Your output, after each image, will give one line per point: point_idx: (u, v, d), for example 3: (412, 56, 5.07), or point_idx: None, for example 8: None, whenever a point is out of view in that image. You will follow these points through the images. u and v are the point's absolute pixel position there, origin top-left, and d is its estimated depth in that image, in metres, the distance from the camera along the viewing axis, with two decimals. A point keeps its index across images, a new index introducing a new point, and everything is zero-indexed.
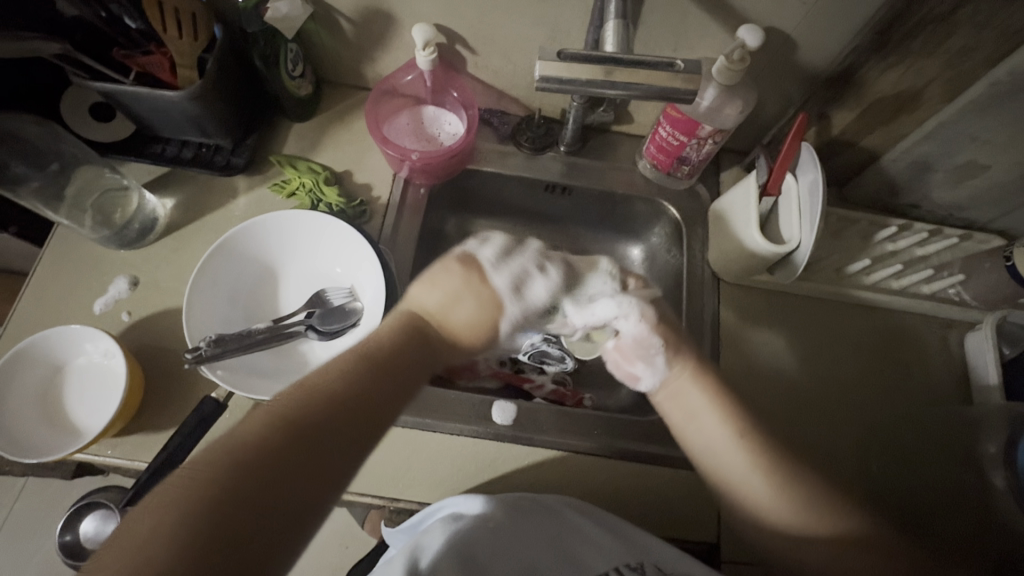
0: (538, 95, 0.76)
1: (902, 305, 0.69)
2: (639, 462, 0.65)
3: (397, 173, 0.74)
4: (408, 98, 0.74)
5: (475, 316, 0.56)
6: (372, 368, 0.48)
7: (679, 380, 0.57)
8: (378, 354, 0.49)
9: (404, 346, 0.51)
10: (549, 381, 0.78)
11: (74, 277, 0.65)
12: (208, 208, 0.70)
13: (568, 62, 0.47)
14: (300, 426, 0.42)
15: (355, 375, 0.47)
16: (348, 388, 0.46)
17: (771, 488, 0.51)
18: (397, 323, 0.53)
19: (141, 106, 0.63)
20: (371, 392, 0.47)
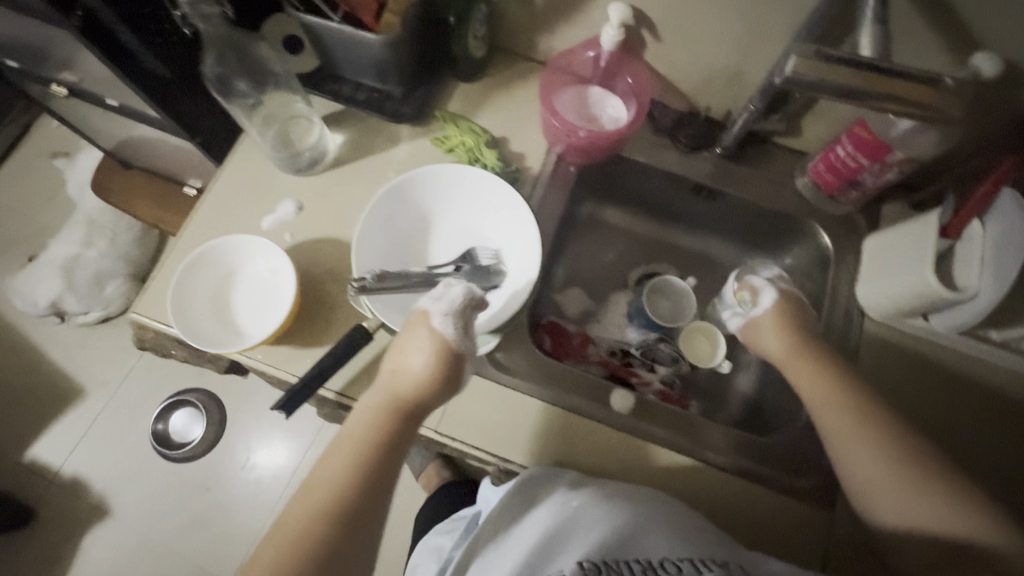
0: (707, 92, 0.73)
1: None
2: (746, 480, 0.63)
3: (551, 148, 0.74)
4: (577, 76, 0.74)
5: (431, 353, 0.53)
6: (364, 483, 0.49)
7: (790, 364, 0.63)
8: (366, 469, 0.50)
9: (385, 452, 0.51)
10: (657, 380, 0.77)
11: (248, 192, 0.70)
12: (372, 150, 0.73)
13: (827, 61, 0.47)
14: (318, 543, 0.46)
15: (351, 495, 0.48)
16: (344, 508, 0.48)
17: (888, 472, 0.54)
18: (374, 413, 0.53)
19: (341, 44, 0.67)
20: (359, 512, 0.48)
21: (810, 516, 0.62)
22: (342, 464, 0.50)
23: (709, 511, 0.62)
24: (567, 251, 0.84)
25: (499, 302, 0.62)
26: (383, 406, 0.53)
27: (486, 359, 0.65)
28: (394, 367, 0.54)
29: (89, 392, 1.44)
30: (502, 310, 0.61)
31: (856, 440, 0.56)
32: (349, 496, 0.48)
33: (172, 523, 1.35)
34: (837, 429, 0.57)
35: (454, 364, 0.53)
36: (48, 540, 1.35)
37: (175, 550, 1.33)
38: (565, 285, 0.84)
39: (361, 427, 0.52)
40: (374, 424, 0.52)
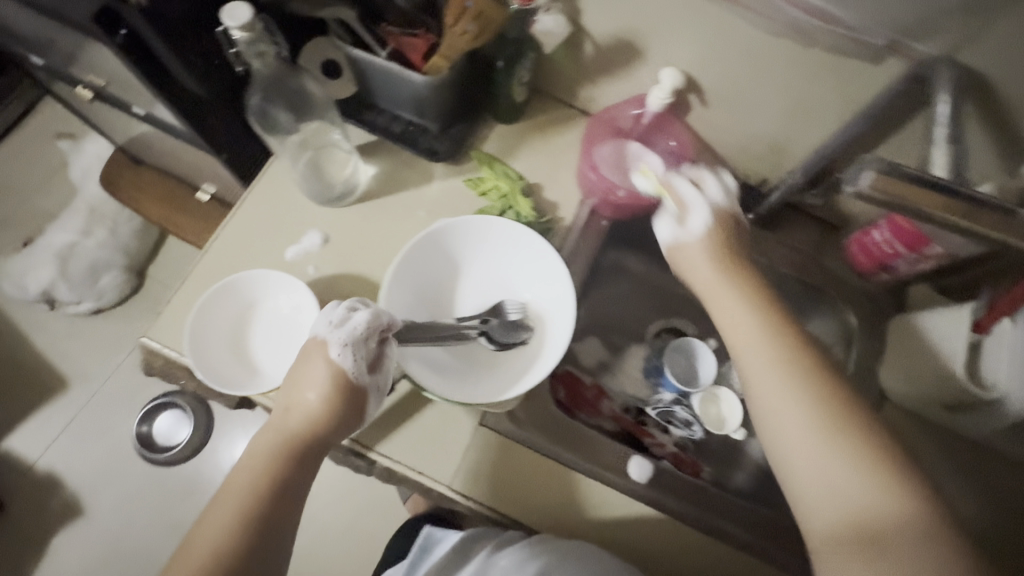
0: (746, 159, 0.73)
1: None
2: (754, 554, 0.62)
3: (585, 200, 0.73)
4: (619, 130, 0.73)
5: (316, 388, 0.53)
6: (260, 519, 0.48)
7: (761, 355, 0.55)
8: (267, 502, 0.49)
9: (284, 487, 0.51)
10: (670, 443, 0.76)
11: (273, 218, 0.68)
12: (403, 186, 0.72)
13: (886, 175, 0.44)
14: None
15: (250, 530, 0.48)
16: (240, 545, 0.47)
17: (814, 451, 0.49)
18: (270, 450, 0.52)
19: (382, 77, 0.66)
20: (255, 540, 0.48)
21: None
22: (239, 501, 0.49)
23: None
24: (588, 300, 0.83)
25: (526, 361, 0.60)
26: (282, 441, 0.53)
27: (506, 415, 0.64)
28: (286, 402, 0.54)
29: (70, 384, 1.39)
30: (528, 371, 0.59)
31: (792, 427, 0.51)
32: (242, 532, 0.47)
33: (146, 526, 1.31)
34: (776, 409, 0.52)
35: (344, 393, 0.54)
36: (15, 535, 1.30)
37: (146, 554, 1.29)
38: (582, 333, 0.83)
39: (267, 462, 0.51)
40: (275, 459, 0.52)
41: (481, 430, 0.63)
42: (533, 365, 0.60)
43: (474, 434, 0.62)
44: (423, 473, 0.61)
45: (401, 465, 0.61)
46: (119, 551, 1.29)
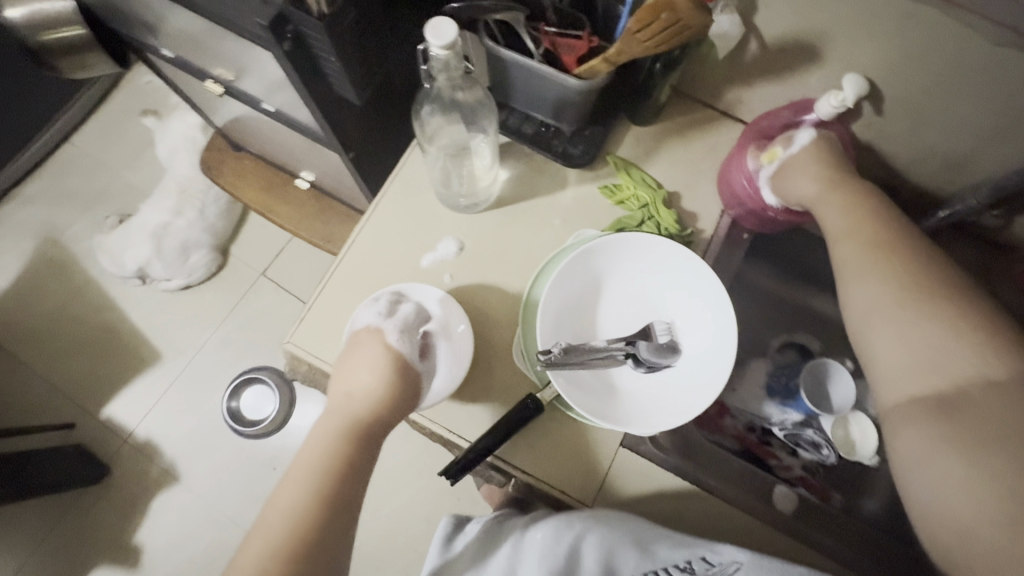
0: (910, 169, 0.67)
1: None
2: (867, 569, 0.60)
3: (726, 210, 0.69)
4: (771, 136, 0.67)
5: (374, 367, 0.54)
6: (331, 492, 0.49)
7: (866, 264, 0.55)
8: (337, 479, 0.49)
9: (353, 461, 0.51)
10: (797, 465, 0.72)
11: (407, 224, 0.67)
12: (537, 192, 0.69)
13: None
14: (291, 548, 0.45)
15: (321, 505, 0.48)
16: (314, 516, 0.47)
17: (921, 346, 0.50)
18: (334, 421, 0.53)
19: (526, 79, 0.62)
20: (339, 502, 0.48)
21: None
22: (304, 475, 0.49)
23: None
24: None
25: (677, 386, 0.58)
26: (343, 418, 0.53)
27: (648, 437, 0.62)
28: (348, 389, 0.54)
29: (163, 357, 1.46)
30: (684, 397, 0.57)
31: (891, 334, 0.52)
32: (314, 505, 0.47)
33: (236, 494, 1.38)
34: (874, 318, 0.53)
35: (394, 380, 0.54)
36: (116, 497, 1.38)
37: (236, 522, 1.36)
38: None
39: (333, 434, 0.52)
40: (337, 436, 0.52)
41: (622, 450, 0.61)
42: (686, 390, 0.58)
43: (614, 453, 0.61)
44: (564, 492, 0.60)
45: (541, 480, 0.61)
46: (212, 517, 1.37)
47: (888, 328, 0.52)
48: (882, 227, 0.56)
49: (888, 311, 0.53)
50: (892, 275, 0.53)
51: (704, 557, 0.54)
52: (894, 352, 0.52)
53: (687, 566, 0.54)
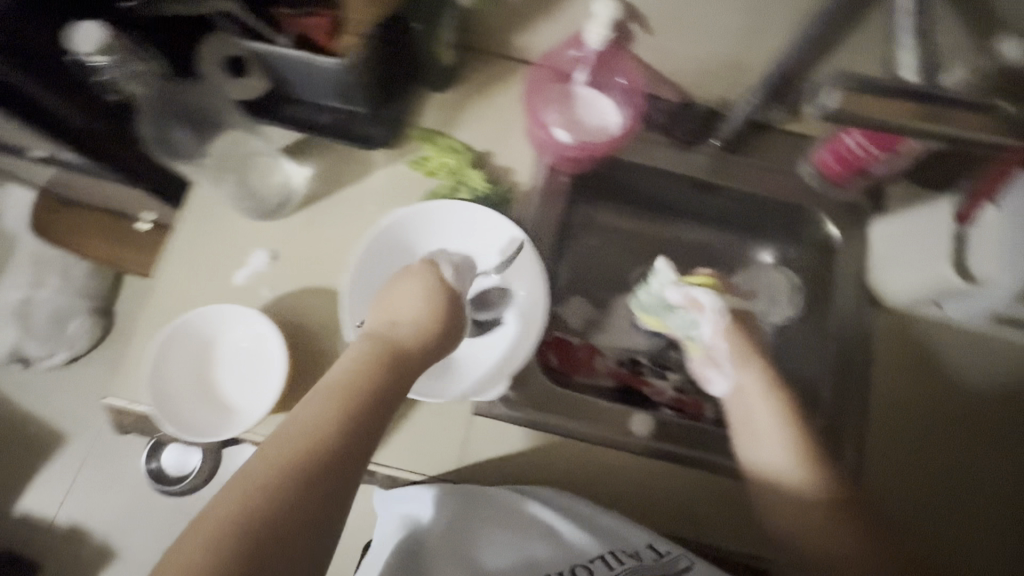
0: (702, 81, 0.68)
1: None
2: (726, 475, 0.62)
3: (540, 158, 0.69)
4: (563, 75, 0.67)
5: (427, 305, 0.51)
6: (315, 478, 0.37)
7: (745, 360, 0.63)
8: (328, 429, 0.40)
9: (352, 440, 0.40)
10: (669, 388, 0.73)
11: (212, 244, 0.63)
12: (347, 181, 0.67)
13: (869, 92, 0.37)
14: (264, 503, 0.35)
15: (317, 491, 0.37)
16: (313, 471, 0.37)
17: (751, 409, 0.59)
18: (368, 360, 0.45)
19: (293, 68, 0.59)
20: (342, 455, 0.39)
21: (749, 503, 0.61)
22: (261, 482, 0.36)
23: (694, 511, 0.61)
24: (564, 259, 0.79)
25: (509, 342, 0.59)
26: (335, 387, 0.43)
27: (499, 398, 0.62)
28: (392, 315, 0.50)
29: (66, 439, 1.36)
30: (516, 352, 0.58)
31: (783, 445, 0.57)
32: (311, 464, 0.38)
33: None
34: (756, 415, 0.60)
35: (452, 305, 0.53)
36: None
37: None
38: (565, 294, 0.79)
39: (335, 415, 0.41)
40: (332, 422, 0.40)
41: (478, 418, 0.61)
42: (516, 346, 0.59)
43: (470, 426, 0.61)
44: (427, 473, 0.60)
45: (402, 470, 0.60)
46: None
47: (773, 439, 0.58)
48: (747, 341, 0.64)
49: (763, 424, 0.59)
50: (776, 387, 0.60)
51: (652, 546, 0.54)
52: (777, 462, 0.56)
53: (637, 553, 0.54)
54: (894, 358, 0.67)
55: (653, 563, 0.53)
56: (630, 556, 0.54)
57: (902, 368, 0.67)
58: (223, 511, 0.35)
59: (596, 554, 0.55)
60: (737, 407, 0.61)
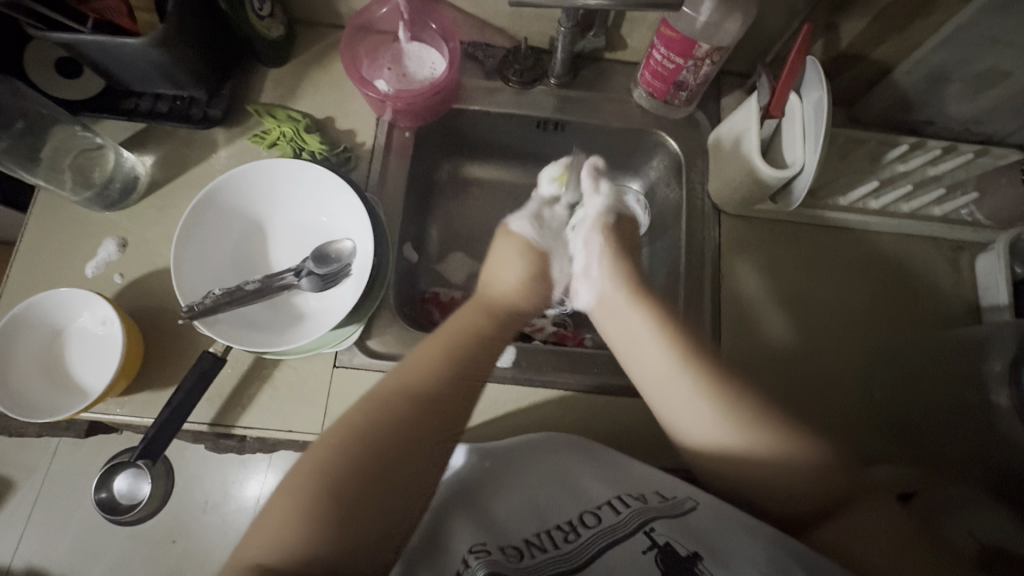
0: (523, 21, 0.71)
1: (906, 254, 0.69)
2: (595, 393, 0.63)
3: (380, 118, 0.71)
4: (384, 35, 0.70)
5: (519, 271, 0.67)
6: (406, 397, 0.50)
7: (623, 329, 0.60)
8: (393, 396, 0.50)
9: (459, 370, 0.54)
10: (549, 324, 0.74)
11: (61, 241, 0.65)
12: (190, 164, 0.68)
13: None
14: (345, 475, 0.44)
15: (393, 403, 0.49)
16: (381, 422, 0.48)
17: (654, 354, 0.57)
18: (473, 312, 0.61)
19: (106, 57, 0.59)
20: (410, 410, 0.49)
21: (626, 410, 0.62)
22: (351, 422, 0.48)
23: (589, 430, 0.61)
24: (436, 217, 0.81)
25: (350, 290, 0.62)
26: (441, 332, 0.58)
27: (357, 348, 0.63)
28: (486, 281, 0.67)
29: None
30: (353, 298, 0.61)
31: (688, 386, 0.54)
32: (370, 419, 0.48)
33: None
34: (669, 379, 0.55)
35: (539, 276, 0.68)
36: None
37: None
38: (443, 253, 0.80)
39: (417, 356, 0.54)
40: (439, 362, 0.54)
41: (338, 370, 0.62)
42: (356, 293, 0.61)
43: (331, 378, 0.62)
44: (293, 431, 0.60)
45: (267, 430, 0.61)
46: None
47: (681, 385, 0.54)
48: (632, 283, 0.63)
49: (662, 370, 0.56)
50: (664, 342, 0.57)
51: (658, 491, 0.51)
52: (687, 405, 0.53)
53: (641, 496, 0.51)
54: (729, 304, 0.67)
55: (659, 504, 0.49)
56: (637, 500, 0.50)
57: (744, 314, 0.66)
58: (299, 498, 0.43)
59: (604, 500, 0.50)
60: (620, 342, 0.60)
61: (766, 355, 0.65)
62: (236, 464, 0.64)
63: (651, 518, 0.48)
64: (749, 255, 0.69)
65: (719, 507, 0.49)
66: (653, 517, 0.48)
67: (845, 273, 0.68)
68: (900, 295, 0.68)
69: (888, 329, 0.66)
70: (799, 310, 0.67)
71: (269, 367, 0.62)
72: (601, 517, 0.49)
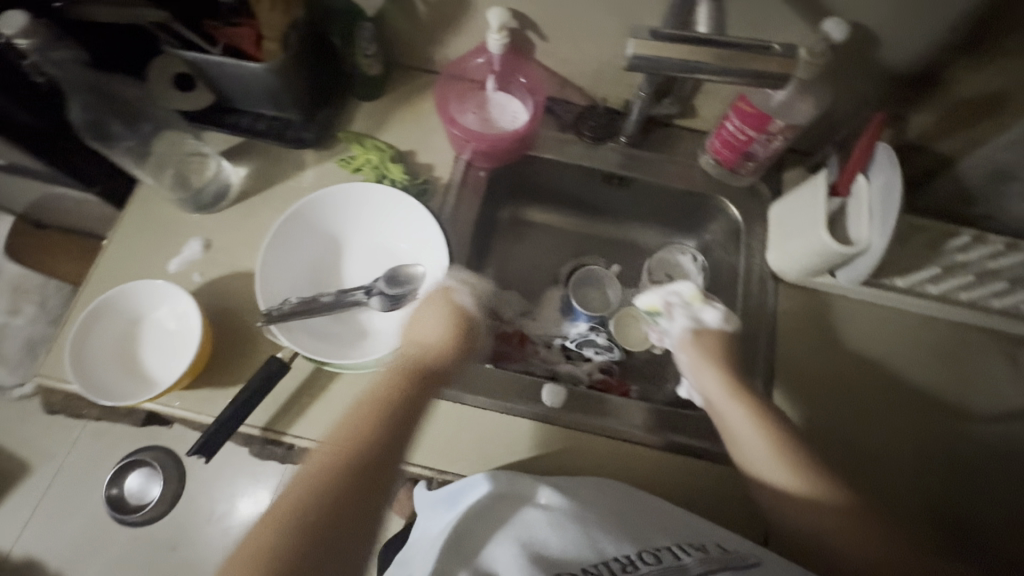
0: (603, 84, 0.76)
1: (966, 337, 0.69)
2: (646, 445, 0.62)
3: (459, 156, 0.75)
4: (474, 82, 0.76)
5: (441, 325, 0.56)
6: (341, 475, 0.44)
7: (729, 402, 0.56)
8: (315, 477, 0.43)
9: (377, 445, 0.46)
10: (595, 370, 0.75)
11: (150, 238, 0.68)
12: (279, 179, 0.73)
13: (660, 41, 0.54)
14: None
15: (325, 488, 0.43)
16: (296, 511, 0.41)
17: (744, 409, 0.55)
18: (399, 372, 0.52)
19: (224, 78, 0.65)
20: (335, 500, 0.42)
21: (679, 463, 0.62)
22: (274, 519, 0.41)
23: (635, 482, 0.61)
24: (494, 253, 0.83)
25: (416, 314, 0.64)
26: (368, 397, 0.50)
27: None
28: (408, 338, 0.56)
29: None
30: None
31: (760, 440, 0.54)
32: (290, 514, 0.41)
33: None
34: (737, 435, 0.55)
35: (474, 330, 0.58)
36: None
37: None
38: (498, 289, 0.82)
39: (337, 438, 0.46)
40: (361, 428, 0.47)
41: None
42: None
43: None
44: None
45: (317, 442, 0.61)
46: None
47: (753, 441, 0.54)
48: (728, 369, 0.58)
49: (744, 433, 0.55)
50: (741, 399, 0.56)
51: (719, 544, 0.49)
52: (769, 457, 0.53)
53: (703, 546, 0.49)
54: (784, 370, 0.67)
55: (722, 555, 0.48)
56: (698, 549, 0.48)
57: (801, 382, 0.66)
58: None
59: (662, 544, 0.49)
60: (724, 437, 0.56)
61: (815, 426, 0.64)
62: (248, 476, 0.64)
63: (717, 568, 0.46)
64: (805, 325, 0.69)
65: (780, 562, 0.49)
66: (717, 567, 0.46)
67: (903, 354, 0.68)
68: (954, 383, 0.67)
69: (936, 420, 0.65)
70: (852, 386, 0.66)
71: (326, 380, 0.64)
72: (660, 557, 0.47)
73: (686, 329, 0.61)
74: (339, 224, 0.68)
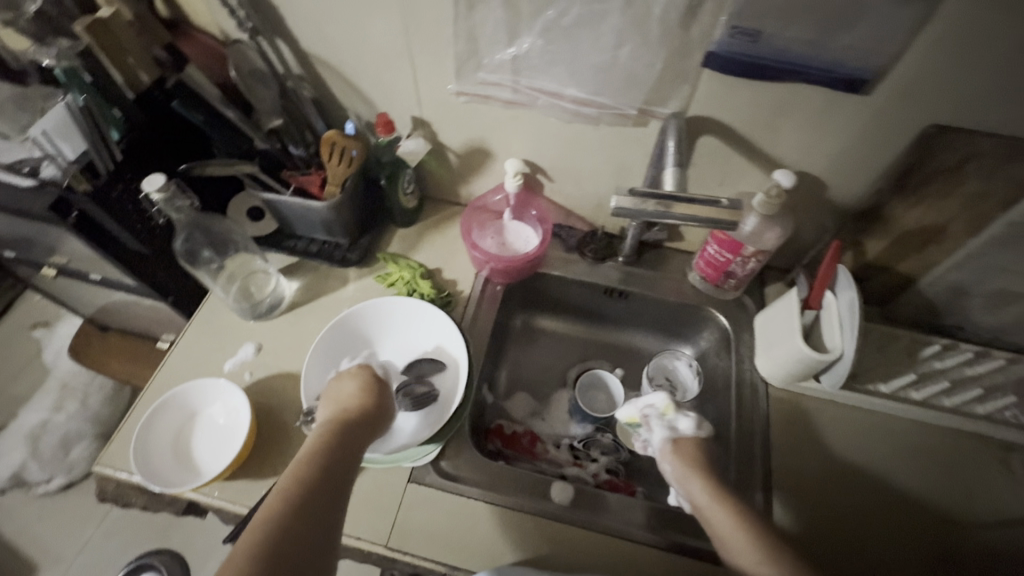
0: (603, 215, 0.91)
1: (954, 444, 0.73)
2: (652, 545, 0.65)
3: (479, 273, 0.87)
4: (493, 213, 0.90)
5: (356, 388, 0.67)
6: (301, 504, 0.51)
7: (714, 505, 0.60)
8: (276, 507, 0.50)
9: (324, 485, 0.54)
10: (602, 469, 0.80)
11: (211, 343, 0.79)
12: (325, 292, 0.85)
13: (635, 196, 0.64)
14: None
15: (281, 517, 0.49)
16: (271, 535, 0.48)
17: (731, 517, 0.58)
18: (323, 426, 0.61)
19: (291, 212, 0.81)
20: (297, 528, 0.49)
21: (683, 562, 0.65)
22: (250, 541, 0.47)
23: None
24: (508, 357, 0.92)
25: (438, 412, 0.73)
26: (309, 446, 0.58)
27: (431, 467, 0.70)
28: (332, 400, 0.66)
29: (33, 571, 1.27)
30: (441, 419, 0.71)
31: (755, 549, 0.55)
32: (261, 539, 0.47)
33: None
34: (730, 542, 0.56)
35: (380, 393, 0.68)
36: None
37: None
38: (510, 391, 0.89)
39: (294, 479, 0.53)
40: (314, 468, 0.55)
41: (411, 485, 0.68)
42: (442, 417, 0.72)
43: (405, 491, 0.68)
44: (361, 538, 0.65)
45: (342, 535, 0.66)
46: None
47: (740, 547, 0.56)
48: (711, 479, 0.62)
49: (730, 534, 0.57)
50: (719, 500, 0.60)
51: None
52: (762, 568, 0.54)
53: None
54: (781, 472, 0.71)
55: None
56: None
57: (798, 489, 0.70)
58: None
59: None
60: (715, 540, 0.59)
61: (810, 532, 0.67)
62: None
63: None
64: (796, 428, 0.74)
65: None
66: None
67: (892, 459, 0.72)
68: (950, 488, 0.70)
69: (928, 525, 0.67)
70: (852, 499, 0.69)
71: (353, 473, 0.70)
72: None
73: (665, 438, 0.68)
74: (377, 332, 0.80)
